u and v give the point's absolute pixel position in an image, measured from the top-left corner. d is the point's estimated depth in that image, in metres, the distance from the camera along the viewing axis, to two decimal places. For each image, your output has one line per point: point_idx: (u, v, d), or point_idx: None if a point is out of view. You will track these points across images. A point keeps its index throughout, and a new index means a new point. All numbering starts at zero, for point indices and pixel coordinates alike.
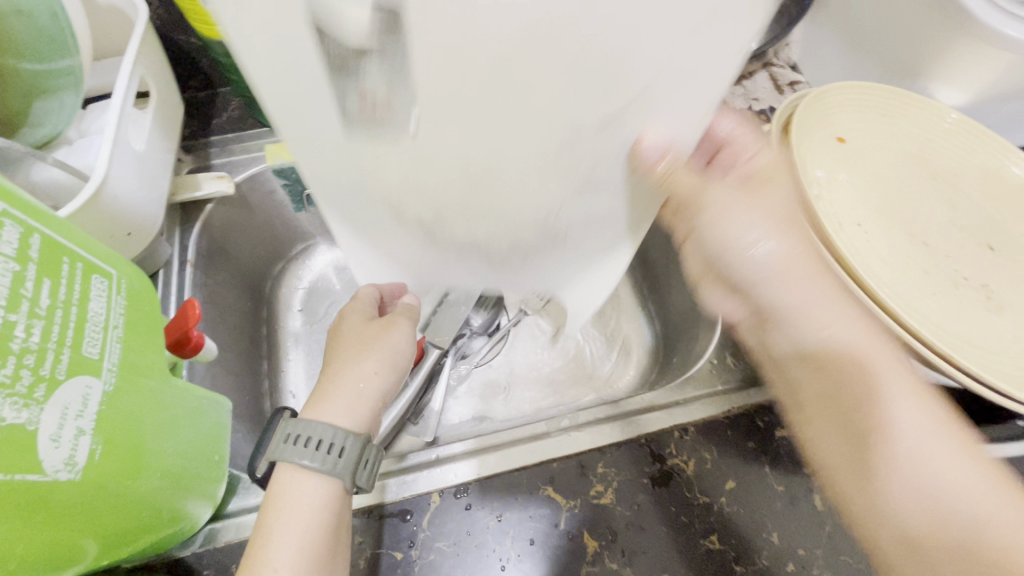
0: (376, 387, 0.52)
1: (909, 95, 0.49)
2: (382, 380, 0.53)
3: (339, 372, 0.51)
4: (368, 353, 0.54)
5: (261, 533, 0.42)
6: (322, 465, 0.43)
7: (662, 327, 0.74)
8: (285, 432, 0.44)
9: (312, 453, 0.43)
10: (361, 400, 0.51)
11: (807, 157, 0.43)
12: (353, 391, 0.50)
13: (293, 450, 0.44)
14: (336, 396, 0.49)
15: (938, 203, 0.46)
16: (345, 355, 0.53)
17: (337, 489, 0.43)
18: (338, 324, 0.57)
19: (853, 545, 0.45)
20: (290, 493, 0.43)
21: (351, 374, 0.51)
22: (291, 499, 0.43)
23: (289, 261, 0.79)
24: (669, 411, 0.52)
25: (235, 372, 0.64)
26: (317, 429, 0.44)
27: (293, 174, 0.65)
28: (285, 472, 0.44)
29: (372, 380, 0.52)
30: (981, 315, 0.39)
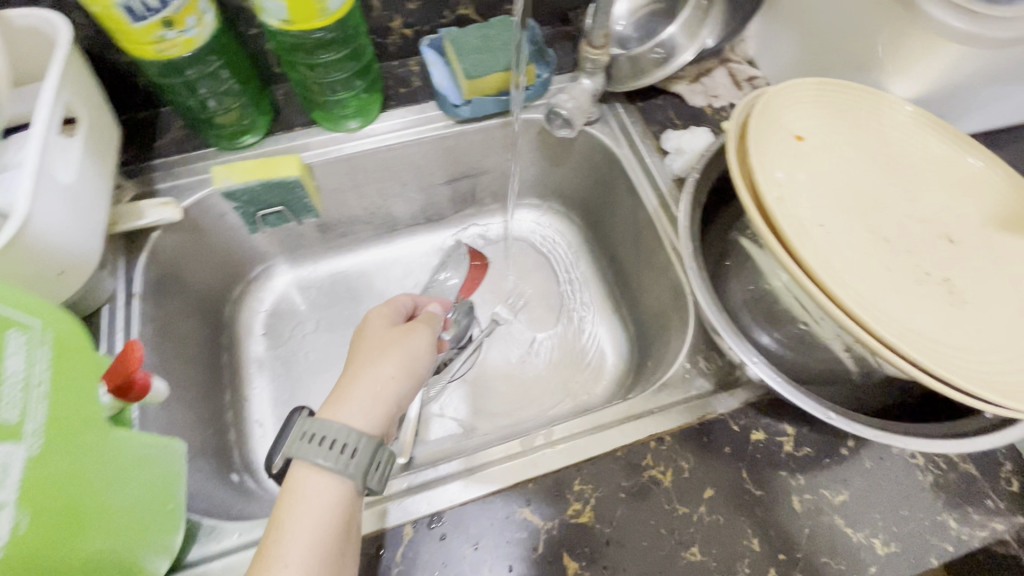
0: (393, 391, 0.49)
1: (860, 89, 0.49)
2: (400, 384, 0.49)
3: (358, 375, 0.49)
4: (387, 355, 0.51)
5: (274, 526, 0.40)
6: (337, 466, 0.42)
7: (635, 329, 0.74)
8: (301, 429, 0.43)
9: (328, 451, 0.42)
10: (377, 402, 0.48)
11: (765, 157, 0.42)
12: (370, 393, 0.48)
13: (310, 447, 0.42)
14: (352, 397, 0.47)
15: (897, 196, 0.45)
16: (366, 358, 0.51)
17: (350, 491, 0.42)
18: (360, 332, 0.55)
19: (832, 545, 0.45)
20: (307, 488, 0.42)
21: (370, 374, 0.49)
22: (310, 494, 0.42)
23: (248, 283, 0.76)
24: (644, 420, 0.51)
25: (195, 406, 0.61)
26: (335, 429, 0.43)
27: (243, 196, 0.62)
28: (301, 469, 0.42)
29: (390, 383, 0.49)
30: (943, 309, 0.39)
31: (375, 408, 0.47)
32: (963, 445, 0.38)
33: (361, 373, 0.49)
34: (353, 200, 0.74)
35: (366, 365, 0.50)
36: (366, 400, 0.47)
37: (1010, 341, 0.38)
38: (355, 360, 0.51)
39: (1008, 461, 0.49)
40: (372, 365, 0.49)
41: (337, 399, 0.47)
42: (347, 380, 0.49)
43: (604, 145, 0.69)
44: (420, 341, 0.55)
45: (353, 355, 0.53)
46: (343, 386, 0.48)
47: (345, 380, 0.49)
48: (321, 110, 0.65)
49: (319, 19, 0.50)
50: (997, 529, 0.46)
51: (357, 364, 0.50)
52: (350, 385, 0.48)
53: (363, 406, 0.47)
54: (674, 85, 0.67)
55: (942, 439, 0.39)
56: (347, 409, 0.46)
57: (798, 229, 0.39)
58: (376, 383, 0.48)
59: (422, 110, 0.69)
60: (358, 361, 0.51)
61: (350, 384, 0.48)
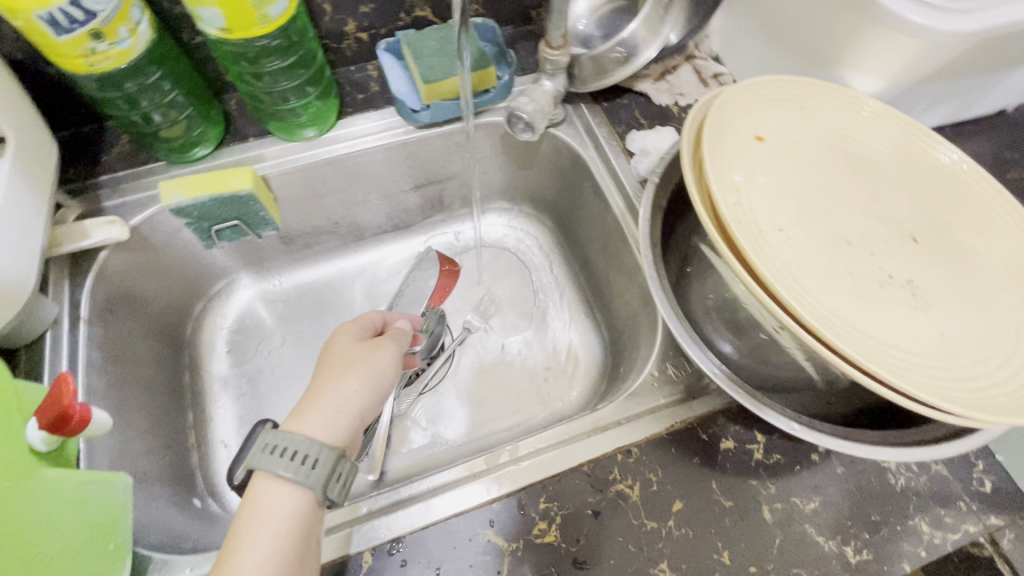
0: (357, 407, 0.46)
1: (822, 85, 0.47)
2: (363, 400, 0.46)
3: (319, 391, 0.46)
4: (351, 370, 0.48)
5: (234, 533, 0.38)
6: (299, 479, 0.39)
7: (609, 334, 0.72)
8: (262, 440, 0.40)
9: (288, 462, 0.40)
10: (339, 417, 0.45)
11: (723, 161, 0.41)
12: (332, 409, 0.45)
13: (270, 458, 0.40)
14: (312, 414, 0.44)
15: (859, 195, 0.44)
16: (330, 372, 0.47)
17: (309, 502, 0.40)
18: (328, 345, 0.52)
19: (803, 555, 0.44)
20: (273, 496, 0.39)
21: (333, 390, 0.46)
22: (276, 502, 0.39)
23: (210, 300, 0.74)
24: (612, 433, 0.50)
25: (152, 431, 0.59)
26: (296, 440, 0.40)
27: (194, 211, 0.60)
28: (263, 478, 0.40)
29: (353, 398, 0.46)
30: (905, 314, 0.38)
31: (336, 425, 0.44)
32: (926, 454, 0.38)
33: (323, 388, 0.46)
34: (316, 210, 0.72)
35: (329, 380, 0.46)
36: (327, 416, 0.44)
37: (973, 343, 0.37)
38: (318, 374, 0.48)
39: (980, 461, 0.48)
40: (335, 380, 0.46)
41: (298, 416, 0.44)
42: (309, 396, 0.46)
43: (570, 147, 0.67)
44: (389, 354, 0.51)
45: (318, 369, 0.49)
46: (305, 402, 0.45)
47: (308, 395, 0.46)
48: (275, 119, 0.63)
49: (258, 25, 0.48)
50: (970, 531, 0.45)
51: (320, 379, 0.47)
52: (311, 401, 0.45)
53: (324, 423, 0.44)
54: (639, 84, 0.66)
55: (906, 449, 0.38)
56: (307, 425, 0.43)
57: (755, 236, 0.38)
58: (338, 398, 0.45)
59: (382, 117, 0.67)
60: (321, 376, 0.47)
61: (311, 400, 0.45)
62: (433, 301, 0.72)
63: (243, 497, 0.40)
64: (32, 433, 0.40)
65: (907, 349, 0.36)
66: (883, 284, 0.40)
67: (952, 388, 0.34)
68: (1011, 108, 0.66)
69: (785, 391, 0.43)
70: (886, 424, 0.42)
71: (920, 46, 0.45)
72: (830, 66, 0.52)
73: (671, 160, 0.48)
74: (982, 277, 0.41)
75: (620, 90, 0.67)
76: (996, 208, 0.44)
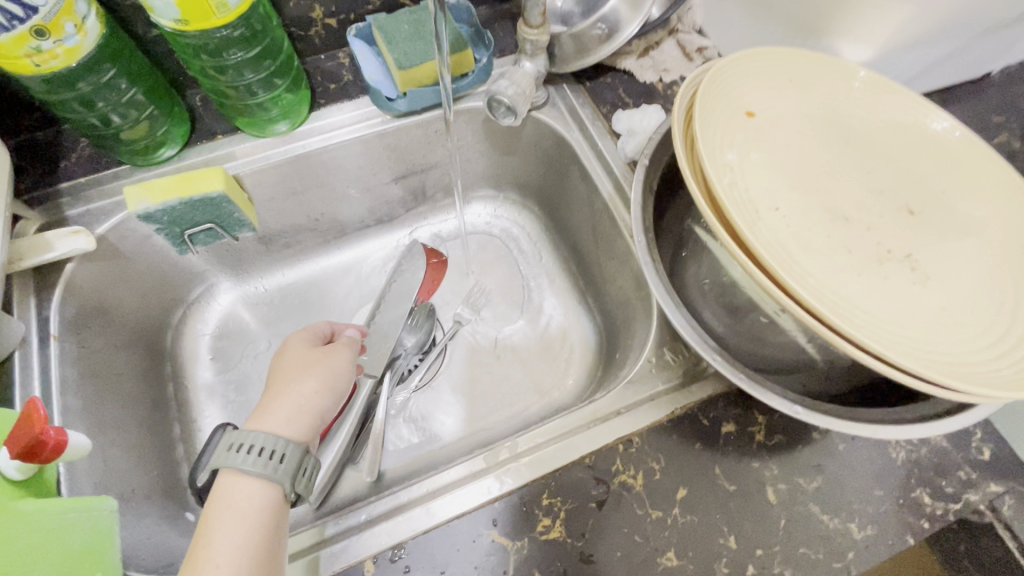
0: (317, 407, 0.45)
1: (812, 54, 0.46)
2: (323, 400, 0.46)
3: (278, 391, 0.45)
4: (310, 371, 0.47)
5: (202, 534, 0.36)
6: (264, 474, 0.38)
7: (602, 320, 0.71)
8: (225, 440, 0.40)
9: (251, 458, 0.39)
10: (301, 416, 0.44)
11: (714, 140, 0.40)
12: (291, 407, 0.44)
13: (234, 456, 0.39)
14: (272, 413, 0.43)
15: (853, 169, 0.43)
16: (286, 374, 0.47)
17: (276, 496, 0.39)
18: (280, 349, 0.51)
19: (809, 535, 0.44)
20: (241, 492, 0.38)
21: (291, 391, 0.45)
22: (245, 498, 0.38)
23: (190, 306, 0.71)
24: (611, 423, 0.49)
25: (137, 447, 0.56)
26: (257, 435, 0.40)
27: (164, 216, 0.57)
28: (228, 476, 0.39)
29: (313, 398, 0.46)
30: (904, 290, 0.37)
31: (298, 422, 0.44)
32: (927, 430, 0.38)
33: (281, 389, 0.45)
34: (294, 208, 0.69)
35: (287, 382, 0.46)
36: (287, 414, 0.44)
37: (975, 317, 0.37)
38: (274, 377, 0.47)
39: (979, 430, 0.48)
40: (292, 381, 0.46)
41: (257, 416, 0.43)
42: (266, 397, 0.45)
43: (554, 130, 0.65)
44: (347, 355, 0.51)
45: (271, 374, 0.48)
46: (262, 402, 0.45)
47: (264, 397, 0.45)
48: (243, 116, 0.60)
49: (216, 15, 0.45)
50: (971, 500, 0.46)
51: (277, 381, 0.46)
52: (270, 401, 0.45)
53: (285, 421, 0.43)
54: (622, 61, 0.64)
55: (908, 425, 0.38)
56: (269, 423, 0.43)
57: (752, 218, 0.37)
58: (297, 398, 0.45)
59: (357, 107, 0.64)
60: (277, 378, 0.47)
61: (269, 401, 0.45)
62: (421, 295, 0.69)
63: (209, 497, 0.39)
64: (6, 462, 0.38)
65: (909, 325, 0.36)
66: (880, 261, 0.39)
67: (957, 365, 0.34)
68: (997, 71, 0.65)
69: (785, 372, 0.43)
70: (884, 401, 0.42)
71: (909, 12, 0.44)
72: (817, 35, 0.51)
73: (660, 139, 0.47)
74: (981, 247, 0.40)
75: (602, 69, 0.65)
76: (993, 175, 0.43)
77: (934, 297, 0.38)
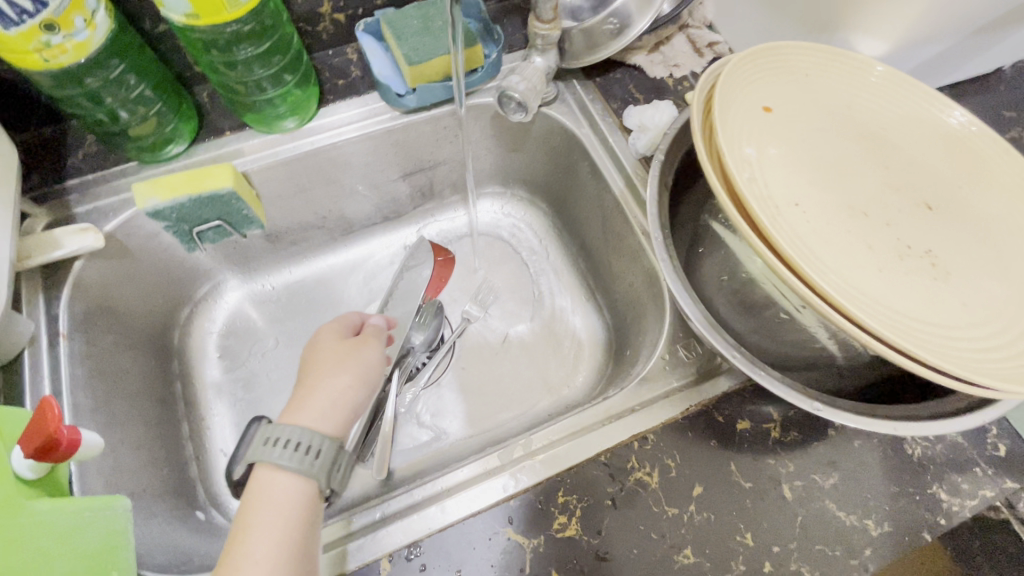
0: (351, 401, 0.45)
1: (829, 48, 0.46)
2: (357, 395, 0.46)
3: (312, 385, 0.45)
4: (343, 366, 0.47)
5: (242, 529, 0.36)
6: (302, 469, 0.38)
7: (612, 316, 0.71)
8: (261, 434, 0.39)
9: (290, 454, 0.38)
10: (335, 410, 0.44)
11: (733, 135, 0.39)
12: (325, 401, 0.44)
13: (271, 452, 0.38)
14: (306, 407, 0.43)
15: (872, 163, 0.43)
16: (319, 369, 0.47)
17: (313, 492, 0.39)
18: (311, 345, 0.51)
19: (825, 532, 0.44)
20: (277, 488, 0.38)
21: (324, 385, 0.45)
22: (280, 496, 0.38)
23: (197, 304, 0.70)
24: (626, 420, 0.48)
25: (146, 446, 0.56)
26: (293, 431, 0.39)
27: (173, 213, 0.57)
28: (265, 471, 0.38)
29: (346, 392, 0.45)
30: (924, 286, 0.37)
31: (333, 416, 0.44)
32: (948, 426, 0.37)
33: (315, 383, 0.45)
34: (301, 205, 0.69)
35: (320, 376, 0.46)
36: (322, 408, 0.44)
37: (997, 312, 0.36)
38: (307, 372, 0.47)
39: (994, 426, 0.48)
40: (326, 375, 0.45)
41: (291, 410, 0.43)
42: (300, 391, 0.45)
43: (563, 126, 0.65)
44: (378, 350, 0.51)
45: (303, 370, 0.48)
46: (297, 396, 0.44)
47: (298, 392, 0.45)
48: (251, 112, 0.60)
49: (228, 10, 0.44)
50: (986, 496, 0.46)
51: (311, 376, 0.46)
52: (304, 395, 0.44)
53: (320, 414, 0.43)
54: (632, 57, 0.63)
55: (929, 422, 0.38)
56: (304, 417, 0.42)
57: (772, 213, 0.37)
58: (332, 393, 0.44)
59: (365, 103, 0.63)
60: (310, 373, 0.47)
61: (303, 395, 0.44)
62: (429, 292, 0.70)
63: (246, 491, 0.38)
64: (18, 461, 0.37)
65: (931, 320, 0.35)
66: (904, 257, 0.39)
67: (982, 361, 0.33)
68: (1008, 67, 0.65)
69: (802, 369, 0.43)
70: (903, 398, 0.41)
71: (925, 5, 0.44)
72: (832, 30, 0.51)
73: (676, 135, 0.46)
74: (1002, 243, 0.40)
75: (612, 64, 0.65)
76: (1014, 171, 0.43)
77: (955, 293, 0.37)
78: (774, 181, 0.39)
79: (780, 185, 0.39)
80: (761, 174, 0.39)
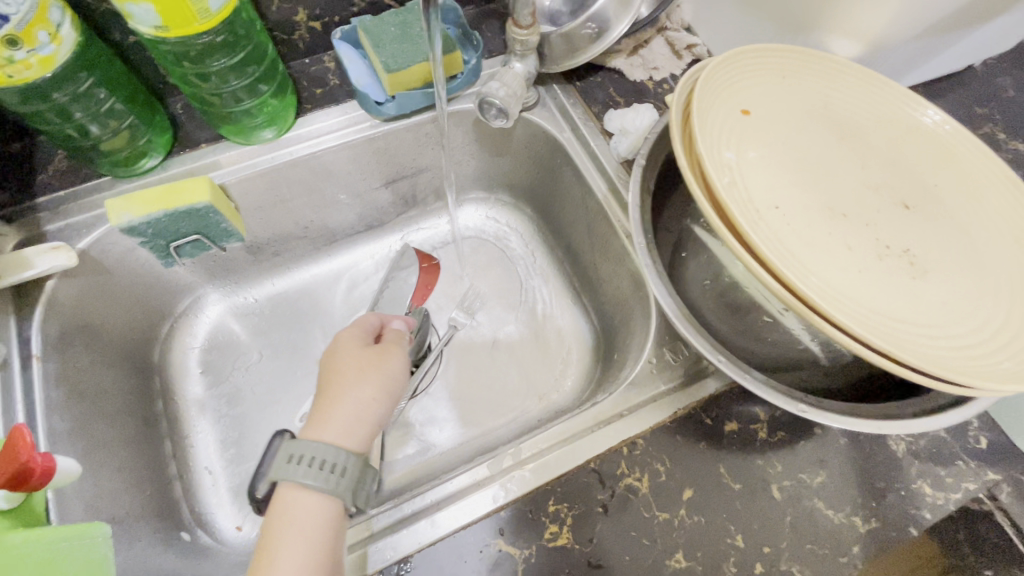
0: (375, 414, 0.45)
1: (804, 51, 0.46)
2: (380, 409, 0.45)
3: (335, 401, 0.44)
4: (366, 377, 0.46)
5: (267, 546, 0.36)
6: (329, 488, 0.38)
7: (599, 319, 0.71)
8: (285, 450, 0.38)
9: (315, 472, 0.38)
10: (359, 425, 0.43)
11: (712, 138, 0.40)
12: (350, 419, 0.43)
13: (296, 471, 0.38)
14: (330, 423, 0.42)
15: (849, 164, 0.43)
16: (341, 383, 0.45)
17: (338, 510, 0.39)
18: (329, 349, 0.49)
19: (814, 530, 0.44)
20: (302, 506, 0.38)
21: (349, 401, 0.44)
22: (303, 515, 0.38)
23: (177, 319, 0.69)
24: (615, 425, 0.48)
25: (127, 467, 0.55)
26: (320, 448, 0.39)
27: (150, 228, 0.55)
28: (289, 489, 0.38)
29: (367, 408, 0.44)
30: (904, 284, 0.38)
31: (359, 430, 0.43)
32: (926, 425, 0.38)
33: (338, 399, 0.44)
34: (282, 216, 0.68)
35: (344, 391, 0.44)
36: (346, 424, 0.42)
37: (973, 308, 0.37)
38: (328, 384, 0.46)
39: (974, 419, 0.49)
40: (350, 388, 0.44)
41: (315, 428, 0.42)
42: (323, 406, 0.44)
43: (545, 131, 0.65)
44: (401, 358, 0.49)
45: (325, 378, 0.47)
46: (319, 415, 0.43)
47: (320, 408, 0.44)
48: (227, 123, 0.58)
49: (198, 20, 0.44)
50: (968, 488, 0.46)
51: (333, 389, 0.45)
52: (326, 414, 0.43)
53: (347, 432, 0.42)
54: (611, 60, 0.63)
55: (908, 420, 0.38)
56: (328, 433, 0.41)
57: (753, 216, 0.37)
58: (355, 407, 0.43)
59: (344, 112, 0.62)
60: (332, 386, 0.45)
61: (327, 412, 0.43)
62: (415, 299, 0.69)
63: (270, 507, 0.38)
64: None
65: (913, 319, 0.36)
66: (887, 257, 0.39)
67: (961, 360, 0.34)
68: (978, 64, 0.66)
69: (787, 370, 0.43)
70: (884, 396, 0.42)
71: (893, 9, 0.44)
72: (805, 32, 0.51)
73: (656, 139, 0.46)
74: (975, 240, 0.41)
75: (592, 68, 0.65)
76: (984, 168, 0.43)
77: (936, 291, 0.38)
78: (754, 184, 0.39)
79: (760, 188, 0.39)
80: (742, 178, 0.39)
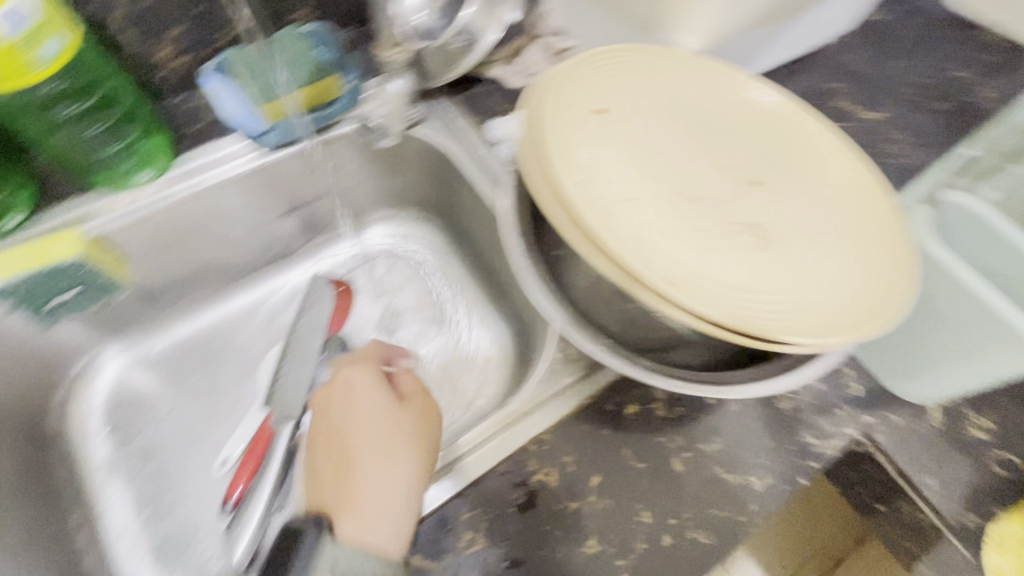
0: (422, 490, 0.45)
1: (646, 50, 0.50)
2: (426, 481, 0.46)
3: (367, 484, 0.45)
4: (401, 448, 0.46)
5: None
6: None
7: (516, 321, 0.73)
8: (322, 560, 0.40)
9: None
10: (406, 514, 0.43)
11: (562, 141, 0.42)
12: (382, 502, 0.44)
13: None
14: (370, 517, 0.42)
15: (701, 149, 0.46)
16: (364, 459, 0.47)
17: None
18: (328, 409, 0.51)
19: (714, 496, 0.47)
20: None
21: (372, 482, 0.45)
22: None
23: (73, 381, 0.66)
24: (524, 425, 0.50)
25: (24, 546, 0.52)
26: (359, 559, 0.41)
27: (20, 292, 0.53)
28: None
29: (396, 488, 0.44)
30: (751, 256, 0.41)
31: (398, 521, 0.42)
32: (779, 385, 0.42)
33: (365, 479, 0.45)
34: (174, 259, 0.65)
35: (371, 471, 0.45)
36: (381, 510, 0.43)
37: (813, 266, 0.41)
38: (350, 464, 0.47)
39: (849, 369, 0.53)
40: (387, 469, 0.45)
41: (347, 511, 0.44)
42: (346, 490, 0.45)
43: (435, 144, 0.65)
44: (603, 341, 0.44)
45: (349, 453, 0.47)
46: (346, 504, 0.44)
47: (341, 488, 0.46)
48: (94, 173, 0.56)
49: (25, 74, 0.41)
50: (848, 433, 0.50)
51: (358, 469, 0.46)
52: (356, 501, 0.44)
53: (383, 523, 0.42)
54: (490, 70, 0.65)
55: (764, 383, 0.43)
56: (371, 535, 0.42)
57: (607, 213, 0.39)
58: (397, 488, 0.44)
59: (222, 147, 0.61)
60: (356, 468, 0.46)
61: (355, 494, 0.45)
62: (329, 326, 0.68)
63: None
64: None
65: (762, 288, 0.39)
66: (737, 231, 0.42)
67: (804, 321, 0.37)
68: (830, 42, 0.72)
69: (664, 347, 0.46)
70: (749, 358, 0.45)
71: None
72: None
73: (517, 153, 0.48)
74: (813, 207, 0.44)
75: (473, 78, 0.66)
76: (814, 142, 0.48)
77: (785, 257, 0.41)
78: (608, 180, 0.41)
79: (613, 184, 0.41)
80: (596, 177, 0.41)
